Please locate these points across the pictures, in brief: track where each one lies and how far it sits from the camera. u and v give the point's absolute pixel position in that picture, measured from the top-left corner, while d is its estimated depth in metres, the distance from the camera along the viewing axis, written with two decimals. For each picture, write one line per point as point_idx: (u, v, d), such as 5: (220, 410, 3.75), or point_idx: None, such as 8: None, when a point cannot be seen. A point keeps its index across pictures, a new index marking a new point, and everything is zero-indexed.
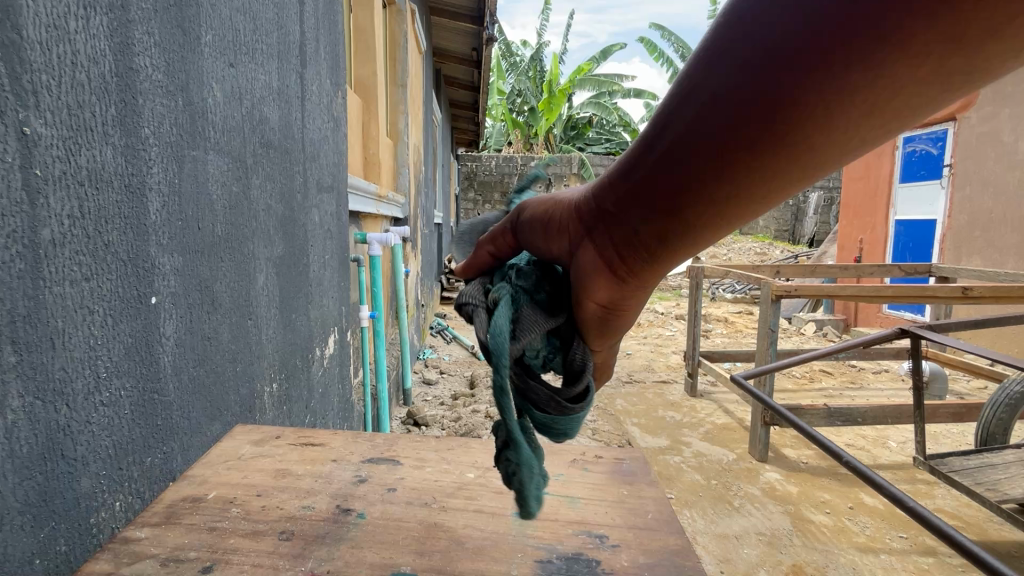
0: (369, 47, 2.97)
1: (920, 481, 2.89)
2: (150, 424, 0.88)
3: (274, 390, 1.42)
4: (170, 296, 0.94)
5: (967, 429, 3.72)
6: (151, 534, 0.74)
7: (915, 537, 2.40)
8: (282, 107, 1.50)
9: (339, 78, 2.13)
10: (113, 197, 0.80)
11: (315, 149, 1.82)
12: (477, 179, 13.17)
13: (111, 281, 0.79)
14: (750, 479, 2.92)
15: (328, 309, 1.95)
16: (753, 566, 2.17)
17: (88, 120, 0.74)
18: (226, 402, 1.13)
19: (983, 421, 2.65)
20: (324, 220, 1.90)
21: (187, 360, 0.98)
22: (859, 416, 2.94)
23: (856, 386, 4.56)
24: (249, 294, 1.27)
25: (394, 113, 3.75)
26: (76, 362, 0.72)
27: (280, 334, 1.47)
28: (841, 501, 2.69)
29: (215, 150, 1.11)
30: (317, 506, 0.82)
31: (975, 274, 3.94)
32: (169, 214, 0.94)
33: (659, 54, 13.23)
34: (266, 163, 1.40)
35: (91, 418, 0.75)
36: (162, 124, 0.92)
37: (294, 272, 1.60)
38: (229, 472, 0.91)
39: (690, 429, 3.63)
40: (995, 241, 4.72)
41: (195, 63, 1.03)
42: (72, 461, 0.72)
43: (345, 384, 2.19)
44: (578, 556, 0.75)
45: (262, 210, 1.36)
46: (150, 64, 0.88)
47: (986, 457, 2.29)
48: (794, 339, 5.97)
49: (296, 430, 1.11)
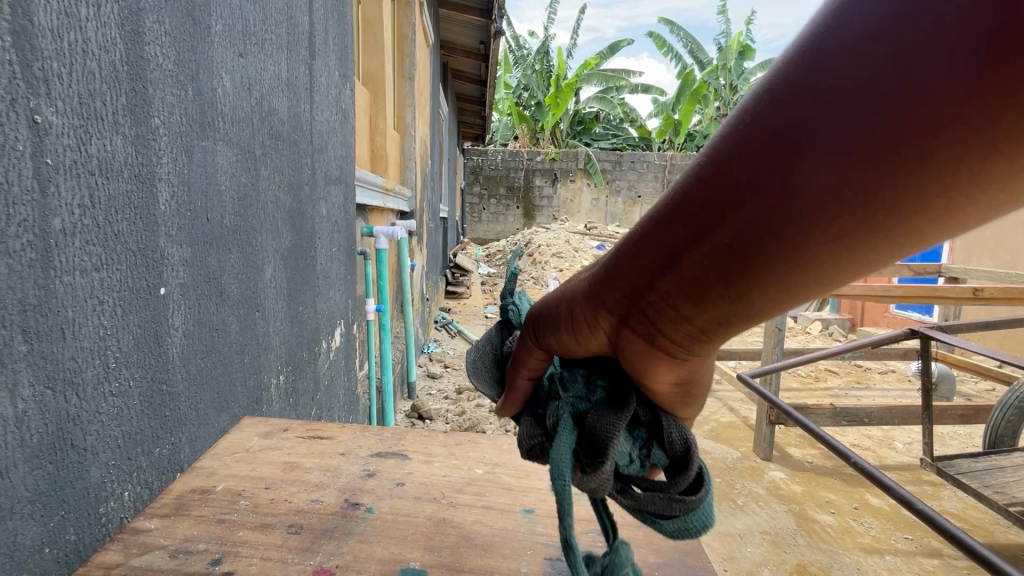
0: (378, 39, 2.95)
1: (926, 483, 2.88)
2: (159, 415, 0.88)
3: (281, 382, 1.42)
4: (178, 287, 0.93)
5: (973, 430, 3.70)
6: (160, 524, 0.74)
7: (920, 538, 2.39)
8: (291, 98, 1.49)
9: (347, 69, 2.12)
10: (123, 187, 0.79)
11: (323, 141, 1.81)
12: (483, 173, 13.17)
13: (120, 272, 0.79)
14: (755, 478, 2.91)
15: (335, 302, 1.96)
16: (756, 564, 2.17)
17: (98, 109, 0.74)
18: (234, 393, 1.13)
19: (991, 423, 2.62)
20: (331, 213, 1.90)
21: (195, 350, 0.98)
22: (866, 417, 2.92)
23: (862, 386, 4.54)
24: (257, 285, 1.26)
25: (401, 106, 3.74)
26: (85, 351, 0.72)
27: (287, 327, 1.47)
28: (846, 501, 2.68)
29: (225, 141, 1.11)
30: (325, 500, 0.82)
31: (985, 275, 3.90)
32: (178, 205, 0.93)
33: (668, 49, 13.14)
34: (275, 154, 1.39)
35: (101, 408, 0.75)
36: (172, 115, 0.91)
37: (302, 264, 1.60)
38: (238, 465, 0.91)
39: (694, 426, 3.62)
40: (1006, 242, 4.67)
41: (205, 53, 1.02)
42: (82, 451, 0.72)
43: (351, 377, 2.19)
44: (588, 554, 0.75)
45: (270, 202, 1.36)
46: (160, 53, 0.88)
47: (994, 460, 2.26)
48: (800, 338, 5.94)
49: (304, 422, 1.10)
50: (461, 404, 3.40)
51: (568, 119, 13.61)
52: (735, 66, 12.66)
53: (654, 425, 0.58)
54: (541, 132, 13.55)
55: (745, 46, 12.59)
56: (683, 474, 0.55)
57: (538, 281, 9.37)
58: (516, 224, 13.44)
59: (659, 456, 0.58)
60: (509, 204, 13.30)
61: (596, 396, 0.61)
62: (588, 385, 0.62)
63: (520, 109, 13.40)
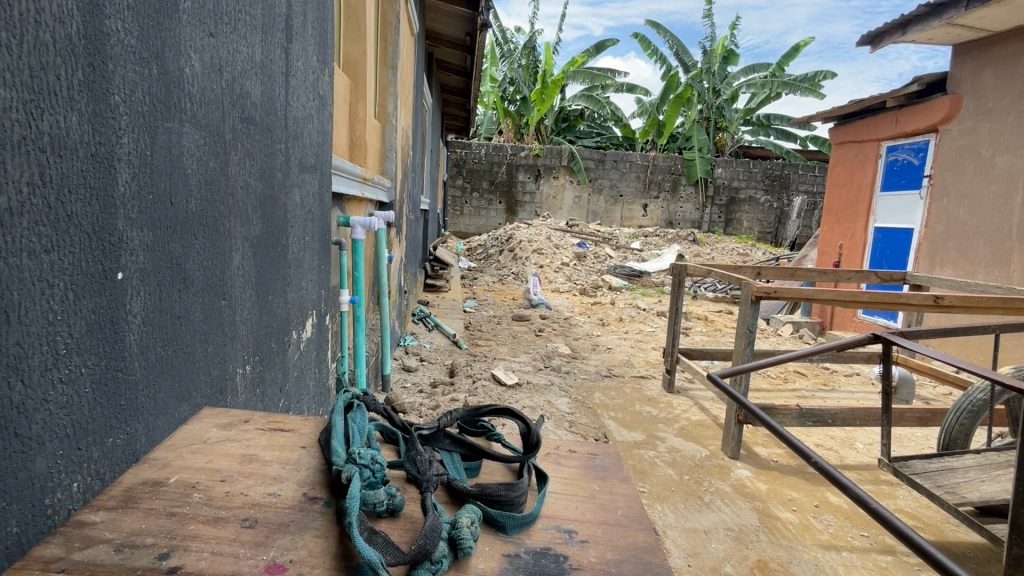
0: (359, 26, 2.88)
1: (883, 482, 2.99)
2: (113, 404, 0.84)
3: (247, 372, 1.39)
4: (137, 272, 0.90)
5: (930, 432, 3.85)
6: (106, 517, 0.72)
7: (875, 535, 2.50)
8: (265, 81, 1.45)
9: (326, 54, 2.07)
10: (79, 166, 0.76)
11: (298, 127, 1.76)
12: (466, 166, 13.09)
13: (72, 255, 0.75)
14: (722, 475, 2.97)
15: (307, 293, 1.91)
16: (719, 560, 2.23)
17: (51, 83, 0.71)
18: (196, 383, 1.10)
19: (946, 426, 2.72)
20: (305, 200, 1.86)
21: (154, 338, 0.95)
22: (830, 418, 3.00)
23: (828, 387, 4.68)
24: (223, 273, 1.23)
25: (383, 95, 3.70)
26: (32, 336, 0.69)
27: (255, 316, 1.44)
28: (807, 499, 2.77)
29: (192, 123, 1.07)
30: (283, 493, 0.80)
31: (947, 284, 4.04)
32: (140, 187, 0.90)
33: (654, 50, 13.24)
34: (245, 139, 1.35)
35: (48, 396, 0.72)
36: (134, 93, 0.87)
37: (272, 252, 1.56)
38: (194, 456, 0.89)
39: (666, 425, 3.68)
40: (967, 252, 4.85)
41: (172, 30, 0.98)
42: (26, 441, 0.69)
43: (323, 368, 2.16)
44: (547, 550, 0.75)
45: (240, 187, 1.32)
46: (122, 28, 0.84)
47: (947, 461, 2.36)
48: (771, 339, 6.08)
49: (265, 414, 1.08)
50: (435, 398, 3.40)
51: (553, 116, 13.56)
52: (719, 71, 12.84)
53: (424, 480, 0.81)
54: (526, 127, 13.54)
55: (728, 51, 12.78)
56: (493, 505, 0.80)
57: (518, 276, 9.37)
58: (498, 218, 13.40)
59: (433, 480, 0.81)
60: (492, 198, 13.25)
61: (378, 466, 0.80)
62: (373, 461, 0.81)
63: (506, 103, 13.32)
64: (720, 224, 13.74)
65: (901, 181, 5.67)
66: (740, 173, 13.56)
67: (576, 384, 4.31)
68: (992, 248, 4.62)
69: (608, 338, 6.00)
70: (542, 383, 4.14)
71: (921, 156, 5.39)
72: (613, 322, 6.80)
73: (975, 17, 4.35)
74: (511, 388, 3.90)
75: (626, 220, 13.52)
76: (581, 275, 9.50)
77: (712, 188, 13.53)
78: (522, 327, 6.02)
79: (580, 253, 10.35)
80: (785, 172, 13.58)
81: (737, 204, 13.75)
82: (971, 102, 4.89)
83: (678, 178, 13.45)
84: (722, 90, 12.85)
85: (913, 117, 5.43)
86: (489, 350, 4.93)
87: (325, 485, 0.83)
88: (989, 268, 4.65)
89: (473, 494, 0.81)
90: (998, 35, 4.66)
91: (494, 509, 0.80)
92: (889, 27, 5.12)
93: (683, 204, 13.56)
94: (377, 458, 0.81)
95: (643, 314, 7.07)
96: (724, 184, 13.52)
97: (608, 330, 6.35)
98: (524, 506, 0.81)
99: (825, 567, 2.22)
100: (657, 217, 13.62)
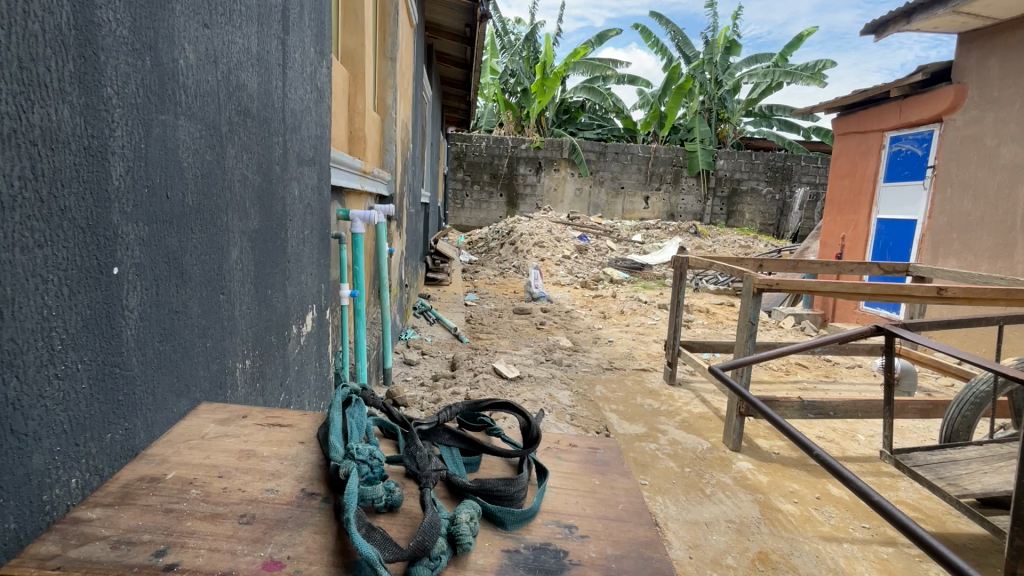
0: (357, 17, 2.85)
1: (885, 474, 3.00)
2: (110, 399, 0.84)
3: (246, 366, 1.38)
4: (133, 266, 0.89)
5: (931, 423, 3.86)
6: (102, 515, 0.72)
7: (876, 527, 2.50)
8: (261, 73, 1.43)
9: (324, 46, 2.05)
10: (71, 160, 0.75)
11: (295, 119, 1.74)
12: (466, 159, 13.05)
13: (66, 250, 0.75)
14: (723, 468, 2.97)
15: (306, 286, 1.90)
16: (720, 552, 2.23)
17: (41, 75, 0.69)
18: (195, 377, 1.09)
19: (948, 418, 2.71)
20: (303, 193, 1.84)
21: (152, 333, 0.94)
22: (832, 410, 2.99)
23: (830, 379, 4.69)
24: (221, 267, 1.22)
25: (382, 87, 3.67)
26: (26, 332, 0.69)
27: (254, 310, 1.43)
28: (809, 491, 2.77)
29: (187, 115, 1.06)
30: (281, 489, 0.80)
31: (950, 275, 4.02)
32: (134, 180, 0.89)
33: (654, 41, 13.15)
34: (242, 131, 1.34)
35: (44, 393, 0.71)
36: (126, 84, 0.86)
37: (271, 245, 1.55)
38: (191, 452, 0.88)
39: (666, 417, 3.67)
40: (971, 243, 4.82)
41: (165, 21, 0.97)
42: (22, 437, 0.69)
43: (323, 361, 2.15)
44: (546, 546, 0.74)
45: (237, 180, 1.31)
46: (113, 19, 0.82)
47: (950, 453, 2.35)
48: (773, 332, 6.07)
49: (264, 409, 1.08)
50: (436, 392, 3.40)
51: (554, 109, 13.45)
52: (721, 61, 12.72)
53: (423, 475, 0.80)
54: (527, 119, 13.47)
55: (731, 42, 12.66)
56: (497, 501, 0.80)
57: (518, 269, 9.34)
58: (498, 211, 13.34)
59: (435, 474, 0.81)
60: (493, 191, 13.19)
61: (376, 461, 0.79)
62: (372, 456, 0.80)
63: (506, 95, 13.23)
64: (721, 216, 13.68)
65: (905, 172, 5.62)
66: (742, 164, 13.48)
67: (578, 377, 4.31)
68: (997, 239, 4.58)
69: (608, 331, 5.97)
70: (544, 376, 4.13)
71: (926, 147, 5.34)
72: (614, 315, 6.78)
73: (981, 5, 4.28)
74: (512, 381, 3.90)
75: (626, 212, 13.49)
76: (582, 268, 9.47)
77: (714, 180, 13.46)
78: (522, 321, 6.02)
79: (581, 246, 10.32)
80: (788, 164, 13.52)
81: (739, 195, 13.70)
82: (976, 91, 4.84)
83: (679, 171, 13.39)
84: (724, 81, 12.75)
85: (916, 107, 5.38)
86: (490, 343, 4.92)
87: (321, 482, 0.83)
88: (993, 260, 4.62)
89: (474, 489, 0.80)
90: (1000, 25, 4.63)
91: (495, 503, 0.79)
92: (892, 15, 5.06)
93: (684, 196, 13.48)
94: (377, 455, 0.80)
95: (645, 307, 7.05)
96: (726, 176, 13.47)
97: (609, 324, 6.33)
98: (524, 501, 0.81)
99: (826, 560, 2.22)
100: (658, 210, 13.55)
